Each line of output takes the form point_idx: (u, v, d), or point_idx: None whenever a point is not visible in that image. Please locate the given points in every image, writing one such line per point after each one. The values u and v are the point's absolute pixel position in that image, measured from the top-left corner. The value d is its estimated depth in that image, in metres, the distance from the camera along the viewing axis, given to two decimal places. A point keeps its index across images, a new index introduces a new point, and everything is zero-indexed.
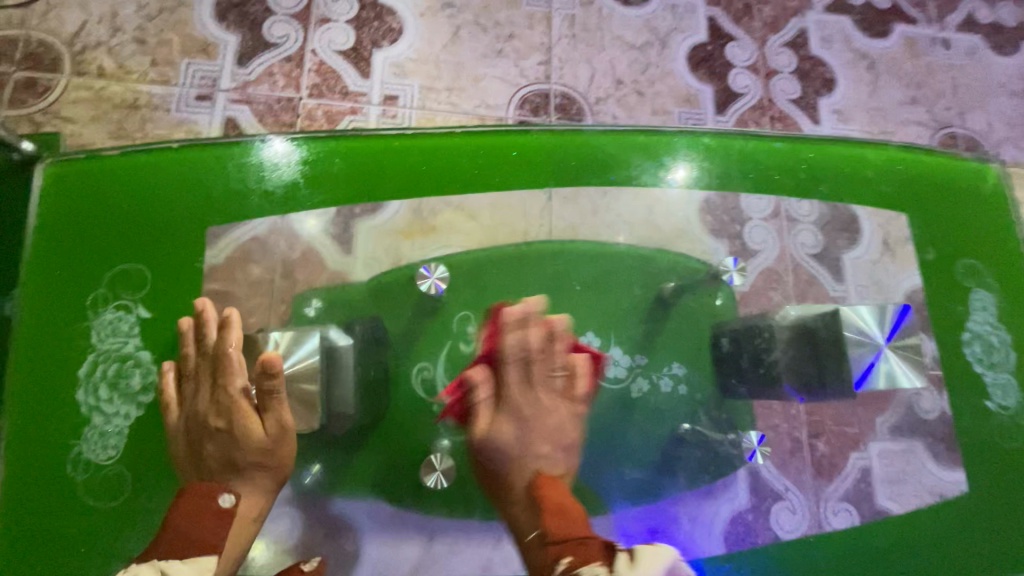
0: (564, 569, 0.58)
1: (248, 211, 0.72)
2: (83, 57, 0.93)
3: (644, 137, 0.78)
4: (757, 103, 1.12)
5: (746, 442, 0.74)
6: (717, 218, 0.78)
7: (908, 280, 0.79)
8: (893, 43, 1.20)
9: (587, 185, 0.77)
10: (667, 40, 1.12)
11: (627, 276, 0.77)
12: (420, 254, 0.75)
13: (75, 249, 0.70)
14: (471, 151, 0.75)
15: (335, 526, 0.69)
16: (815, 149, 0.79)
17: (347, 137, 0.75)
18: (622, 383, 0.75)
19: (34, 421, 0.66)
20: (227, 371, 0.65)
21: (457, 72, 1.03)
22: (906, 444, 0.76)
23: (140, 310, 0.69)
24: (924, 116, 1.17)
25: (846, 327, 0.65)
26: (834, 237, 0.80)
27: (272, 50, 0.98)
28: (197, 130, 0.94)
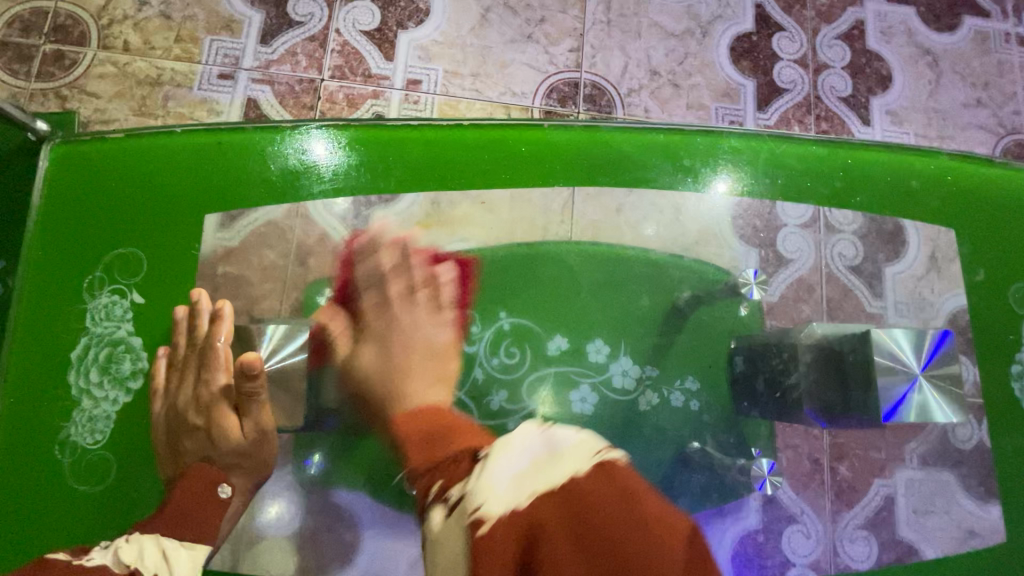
0: (434, 496, 0.59)
1: (257, 198, 0.67)
2: (109, 31, 0.93)
3: (667, 137, 0.71)
4: (802, 100, 1.04)
5: (757, 469, 0.64)
6: (748, 223, 0.69)
7: (952, 300, 0.69)
8: (960, 38, 1.10)
9: (608, 185, 0.70)
10: (709, 28, 1.05)
11: (637, 283, 0.67)
12: (433, 245, 0.68)
13: (62, 227, 0.66)
14: (481, 146, 0.70)
15: (337, 517, 0.60)
16: (856, 155, 0.71)
17: (364, 126, 0.70)
18: (628, 395, 0.64)
19: (24, 402, 0.62)
20: (211, 366, 0.66)
21: (483, 57, 0.99)
22: (932, 474, 0.67)
23: (135, 296, 0.65)
24: (988, 120, 1.08)
25: (876, 350, 0.61)
26: (875, 248, 0.70)
27: (297, 29, 0.96)
28: (218, 109, 0.92)
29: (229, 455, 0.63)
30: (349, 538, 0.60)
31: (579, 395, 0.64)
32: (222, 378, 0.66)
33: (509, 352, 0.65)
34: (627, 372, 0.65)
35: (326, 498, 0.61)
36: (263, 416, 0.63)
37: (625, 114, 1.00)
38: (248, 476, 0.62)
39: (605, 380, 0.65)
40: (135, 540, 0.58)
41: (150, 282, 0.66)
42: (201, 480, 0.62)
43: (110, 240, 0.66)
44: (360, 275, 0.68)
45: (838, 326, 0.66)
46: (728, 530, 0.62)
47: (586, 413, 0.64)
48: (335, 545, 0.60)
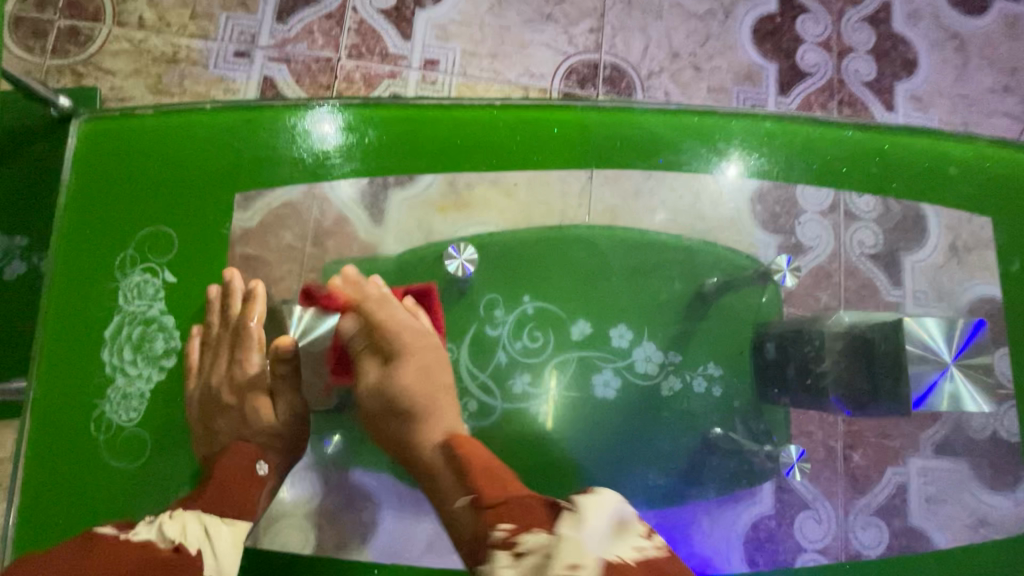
0: (502, 536, 0.47)
1: (278, 180, 0.62)
2: (123, 7, 0.91)
3: (700, 118, 0.64)
4: (825, 84, 1.03)
5: (784, 457, 0.62)
6: (769, 209, 0.64)
7: (979, 286, 0.64)
8: (989, 21, 1.07)
9: (634, 169, 0.63)
10: (732, 9, 1.03)
11: (667, 270, 0.64)
12: (452, 231, 0.63)
13: (95, 197, 0.61)
14: (485, 127, 0.63)
15: (356, 496, 0.59)
16: (892, 141, 0.64)
17: (371, 105, 0.63)
18: (651, 380, 0.61)
19: (57, 384, 0.58)
20: (246, 347, 0.63)
21: (502, 37, 0.98)
22: (944, 463, 0.63)
23: (168, 273, 0.62)
24: (1015, 107, 1.06)
25: (907, 338, 0.53)
26: (897, 236, 0.64)
27: (313, 6, 0.95)
28: (235, 88, 0.91)
29: (263, 433, 0.62)
30: (366, 517, 0.59)
31: (602, 379, 0.61)
32: (254, 360, 0.63)
33: (532, 336, 0.62)
34: (652, 358, 0.61)
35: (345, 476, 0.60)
36: (302, 401, 0.62)
37: (645, 97, 0.99)
38: (283, 452, 0.61)
39: (629, 365, 0.62)
40: (178, 515, 0.54)
41: (183, 265, 0.62)
42: (240, 452, 0.61)
43: (145, 215, 0.62)
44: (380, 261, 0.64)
45: (869, 313, 0.60)
46: (740, 514, 0.60)
47: (609, 399, 0.61)
48: (356, 524, 0.58)
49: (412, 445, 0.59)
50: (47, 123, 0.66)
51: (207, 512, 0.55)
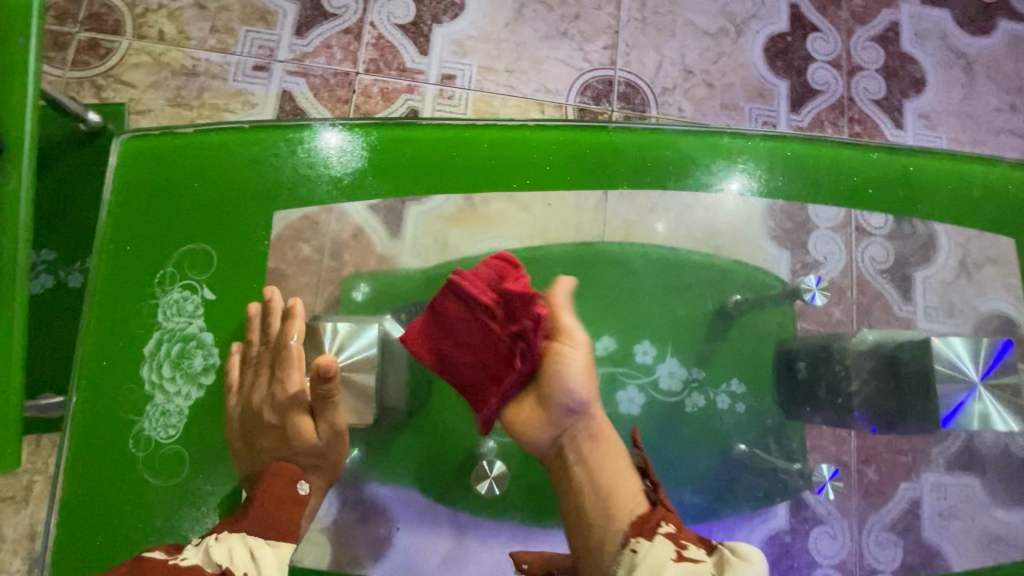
0: (668, 533, 0.48)
1: (309, 198, 0.59)
2: (144, 20, 0.92)
3: (728, 140, 0.62)
4: (836, 102, 1.04)
5: (817, 475, 0.60)
6: (780, 223, 0.61)
7: (993, 304, 0.61)
8: (995, 42, 1.09)
9: (664, 191, 0.61)
10: (744, 28, 1.05)
11: (702, 293, 0.61)
12: (469, 246, 0.60)
13: (139, 207, 0.58)
14: (491, 145, 0.60)
15: (371, 511, 0.57)
16: (917, 161, 0.61)
17: (392, 124, 0.60)
18: (676, 397, 0.60)
19: (93, 402, 0.55)
20: (285, 365, 0.57)
21: (518, 53, 0.99)
22: (960, 478, 0.60)
23: (206, 290, 0.58)
24: (1021, 126, 1.07)
25: (936, 358, 0.55)
26: (909, 249, 0.62)
27: (332, 21, 0.96)
28: (253, 101, 0.92)
29: (306, 453, 0.56)
30: (382, 532, 0.56)
31: (625, 395, 0.60)
32: (296, 377, 0.57)
33: None
34: (675, 374, 0.60)
35: (358, 490, 0.57)
36: (339, 419, 0.56)
37: (659, 113, 1.00)
38: (326, 474, 0.56)
39: (653, 382, 0.60)
40: (223, 538, 0.50)
41: (223, 282, 0.58)
42: (281, 473, 0.55)
43: (190, 228, 0.58)
44: (397, 275, 0.60)
45: (891, 330, 0.60)
46: (752, 530, 0.58)
47: (633, 417, 0.59)
48: (370, 539, 0.56)
49: (569, 435, 0.54)
50: (74, 137, 0.71)
51: (251, 536, 0.51)
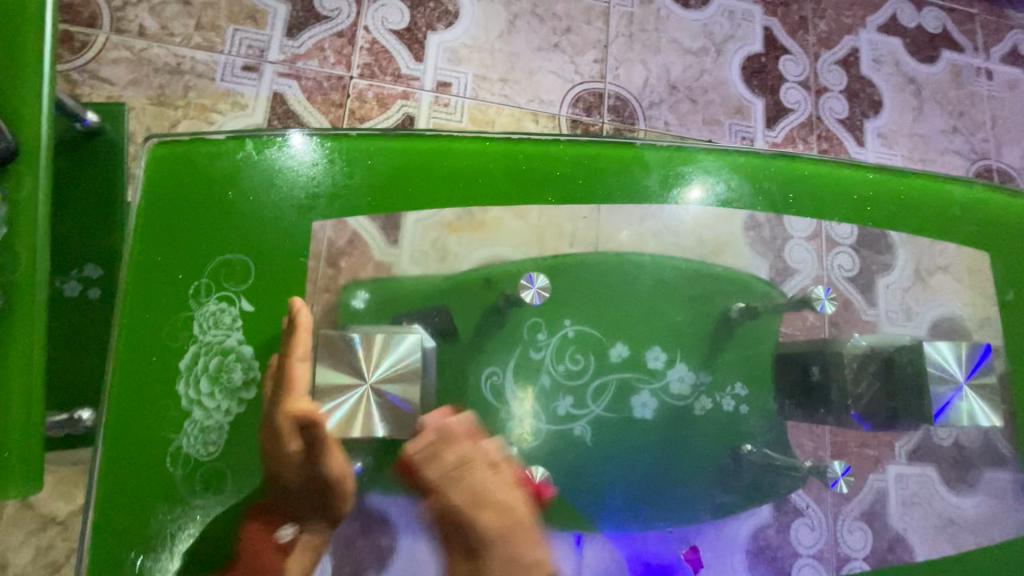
0: None
1: (341, 212, 0.58)
2: (123, 14, 0.88)
3: (747, 160, 0.65)
4: (805, 120, 1.11)
5: (831, 471, 0.63)
6: (761, 236, 0.65)
7: (946, 307, 0.67)
8: (940, 69, 1.20)
9: (690, 207, 0.64)
10: (723, 47, 1.10)
11: (721, 302, 0.64)
12: (468, 254, 0.60)
13: (170, 219, 0.55)
14: (497, 158, 0.61)
15: (371, 523, 0.53)
16: (904, 181, 0.67)
17: (420, 137, 0.60)
18: (684, 400, 0.63)
19: (126, 421, 0.52)
20: (295, 394, 0.53)
21: (512, 63, 1.00)
22: (918, 469, 0.65)
23: (244, 304, 0.56)
24: (962, 146, 1.19)
25: (929, 361, 0.63)
26: (872, 258, 0.66)
27: (324, 23, 0.94)
28: (243, 102, 0.89)
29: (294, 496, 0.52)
30: (385, 542, 0.53)
31: (639, 400, 0.62)
32: (302, 407, 0.53)
33: (574, 359, 0.62)
34: (684, 379, 0.63)
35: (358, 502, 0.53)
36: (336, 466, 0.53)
37: (647, 126, 1.04)
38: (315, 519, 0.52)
39: (665, 387, 0.63)
40: None
41: (264, 293, 0.56)
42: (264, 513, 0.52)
43: (228, 239, 0.56)
44: (398, 283, 0.59)
45: (878, 334, 0.65)
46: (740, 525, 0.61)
47: (646, 420, 0.62)
48: (371, 551, 0.53)
49: None
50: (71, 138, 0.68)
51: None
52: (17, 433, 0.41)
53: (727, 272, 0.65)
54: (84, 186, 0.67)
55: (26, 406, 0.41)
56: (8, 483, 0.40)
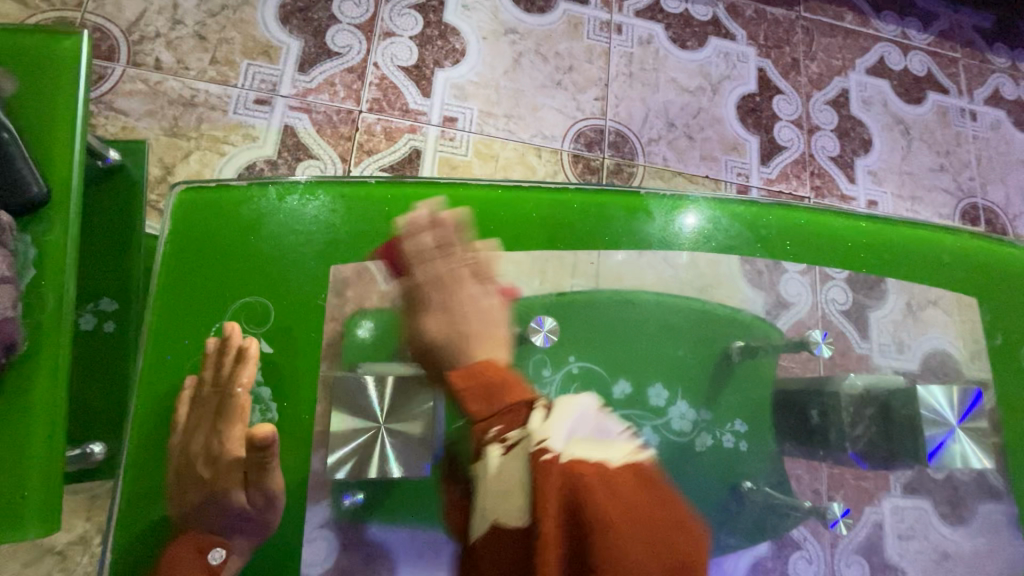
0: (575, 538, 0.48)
1: (358, 257, 0.59)
2: (140, 47, 0.91)
3: (752, 210, 0.67)
4: (799, 157, 1.15)
5: (831, 512, 0.64)
6: (755, 267, 0.66)
7: (934, 341, 0.68)
8: (927, 110, 1.25)
9: (696, 254, 0.66)
10: (719, 87, 1.15)
11: (725, 345, 0.66)
12: (472, 284, 0.62)
13: (193, 265, 0.57)
14: (501, 207, 0.63)
15: (363, 550, 0.55)
16: (901, 230, 0.69)
17: (438, 185, 0.62)
18: (686, 437, 0.64)
19: (146, 462, 0.53)
20: (230, 417, 0.55)
21: (516, 99, 1.03)
22: (915, 502, 0.65)
23: (264, 347, 0.57)
24: (950, 184, 1.23)
25: (922, 405, 0.65)
26: (864, 292, 0.67)
27: (335, 59, 0.97)
28: (254, 134, 0.91)
29: (228, 516, 0.53)
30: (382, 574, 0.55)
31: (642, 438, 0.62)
32: (241, 433, 0.55)
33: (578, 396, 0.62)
34: (685, 416, 0.64)
35: (359, 532, 0.55)
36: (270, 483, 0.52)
37: (646, 161, 1.07)
38: (244, 536, 0.53)
39: (666, 424, 0.64)
40: None
41: (286, 334, 0.57)
42: (190, 539, 0.53)
43: (251, 279, 0.57)
44: (398, 310, 0.62)
45: (877, 375, 0.67)
46: (740, 557, 0.62)
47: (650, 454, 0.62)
48: None
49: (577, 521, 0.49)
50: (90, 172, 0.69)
51: None
52: (40, 448, 0.48)
53: (716, 307, 0.66)
54: (99, 219, 0.68)
55: (50, 425, 0.48)
56: (29, 516, 0.47)
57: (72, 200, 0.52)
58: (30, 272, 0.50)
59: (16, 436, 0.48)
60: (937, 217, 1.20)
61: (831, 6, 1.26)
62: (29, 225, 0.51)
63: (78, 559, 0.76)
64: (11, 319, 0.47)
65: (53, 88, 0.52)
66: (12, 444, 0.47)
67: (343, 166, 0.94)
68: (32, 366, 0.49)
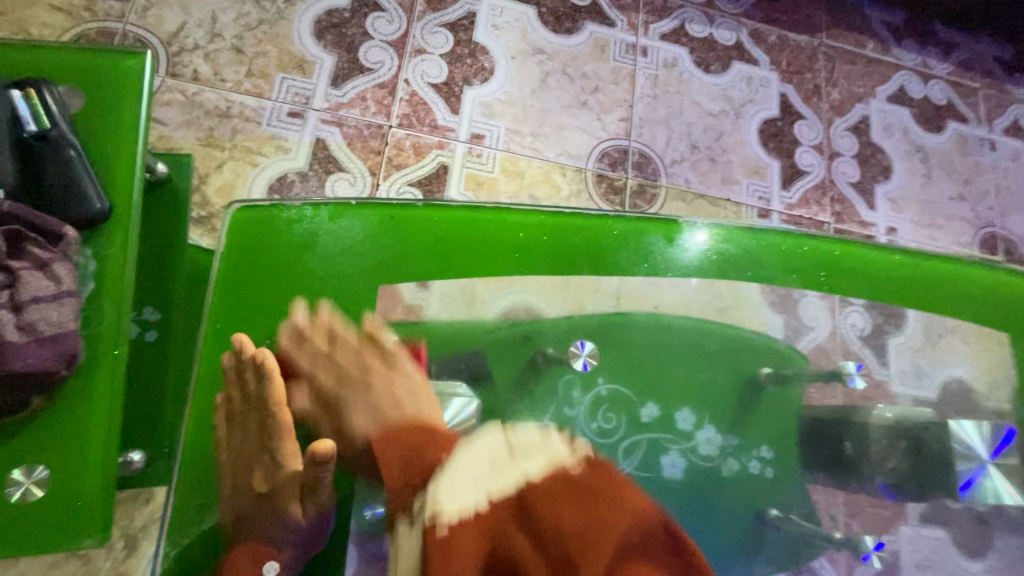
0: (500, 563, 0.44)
1: (405, 277, 0.60)
2: (179, 59, 0.93)
3: (789, 241, 0.68)
4: (819, 182, 1.16)
5: (863, 543, 0.64)
6: (776, 292, 0.67)
7: (950, 371, 0.68)
8: (946, 138, 1.26)
9: (731, 282, 0.66)
10: (741, 111, 1.16)
11: (759, 372, 0.66)
12: (495, 298, 0.62)
13: (246, 281, 0.58)
14: (539, 229, 0.64)
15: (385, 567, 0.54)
16: (933, 263, 0.69)
17: (482, 209, 0.63)
18: (712, 461, 0.64)
19: (194, 474, 0.54)
20: (275, 433, 0.54)
21: (542, 118, 1.05)
22: (931, 531, 0.65)
23: (313, 363, 0.58)
24: (968, 213, 1.23)
25: (953, 439, 0.65)
26: (883, 319, 0.68)
27: (367, 74, 0.99)
28: (286, 146, 0.93)
29: (285, 530, 0.54)
30: None
31: (669, 459, 0.63)
32: (292, 449, 0.55)
33: (607, 417, 0.63)
34: (712, 440, 0.65)
35: (377, 546, 0.53)
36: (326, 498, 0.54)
37: (669, 182, 1.08)
38: (293, 549, 0.54)
39: (693, 448, 0.64)
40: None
41: (333, 351, 0.58)
42: (246, 553, 0.53)
43: (301, 299, 0.58)
44: (423, 326, 0.61)
45: (901, 406, 0.67)
46: None
47: (675, 479, 0.63)
48: None
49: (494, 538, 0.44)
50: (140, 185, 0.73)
51: None
52: (96, 453, 0.51)
53: (749, 335, 0.67)
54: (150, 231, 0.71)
55: (106, 431, 0.51)
56: (90, 516, 0.50)
57: (131, 214, 0.55)
58: (89, 284, 0.53)
59: (73, 442, 0.50)
60: (956, 245, 1.20)
61: (852, 34, 1.28)
62: (89, 239, 0.54)
63: (100, 563, 0.76)
64: (72, 331, 0.50)
65: (118, 109, 0.56)
66: (71, 452, 0.50)
67: (372, 179, 0.95)
68: (88, 375, 0.52)
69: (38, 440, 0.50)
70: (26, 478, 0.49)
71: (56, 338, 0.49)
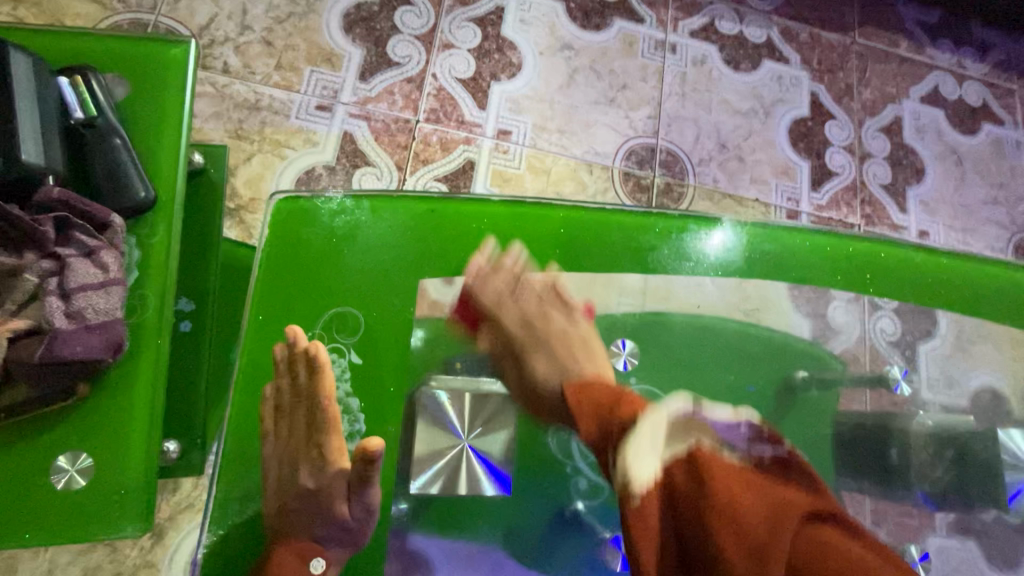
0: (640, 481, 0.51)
1: (446, 272, 0.60)
2: (209, 51, 0.93)
3: (832, 243, 0.66)
4: (850, 184, 1.14)
5: (906, 555, 0.61)
6: (805, 295, 0.65)
7: (982, 377, 0.66)
8: (981, 141, 1.23)
9: (772, 282, 0.65)
10: (771, 110, 1.14)
11: (800, 375, 0.65)
12: None
13: (287, 273, 0.58)
14: (577, 225, 0.63)
15: (413, 564, 0.54)
16: (978, 267, 0.67)
17: (522, 204, 0.63)
18: None
19: (235, 464, 0.54)
20: (321, 427, 0.55)
21: (569, 115, 1.04)
22: (963, 543, 0.63)
23: (353, 356, 0.57)
24: (1003, 218, 1.20)
25: (1002, 449, 0.64)
26: (916, 322, 0.66)
27: (395, 68, 0.98)
28: (314, 139, 0.93)
29: (327, 525, 0.54)
30: None
31: None
32: (337, 443, 0.55)
33: None
34: None
35: (400, 541, 0.54)
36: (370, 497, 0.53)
37: (696, 182, 1.07)
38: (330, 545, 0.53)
39: None
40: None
41: (371, 344, 0.58)
42: (291, 546, 0.53)
43: (340, 291, 0.58)
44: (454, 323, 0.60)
45: (947, 414, 0.65)
46: None
47: None
48: None
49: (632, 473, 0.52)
50: None
51: None
52: (138, 441, 0.52)
53: (789, 337, 0.65)
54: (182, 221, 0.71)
55: (149, 418, 0.52)
56: (128, 504, 0.50)
57: (175, 206, 0.56)
58: (133, 273, 0.54)
59: (117, 429, 0.52)
60: (990, 249, 1.17)
61: (886, 33, 1.25)
62: (134, 229, 0.55)
63: (129, 551, 0.77)
64: (118, 320, 0.51)
65: (163, 103, 0.57)
66: (115, 439, 0.51)
67: (399, 174, 0.95)
68: (133, 364, 0.53)
69: (85, 428, 0.51)
70: (70, 466, 0.50)
71: (103, 327, 0.50)
